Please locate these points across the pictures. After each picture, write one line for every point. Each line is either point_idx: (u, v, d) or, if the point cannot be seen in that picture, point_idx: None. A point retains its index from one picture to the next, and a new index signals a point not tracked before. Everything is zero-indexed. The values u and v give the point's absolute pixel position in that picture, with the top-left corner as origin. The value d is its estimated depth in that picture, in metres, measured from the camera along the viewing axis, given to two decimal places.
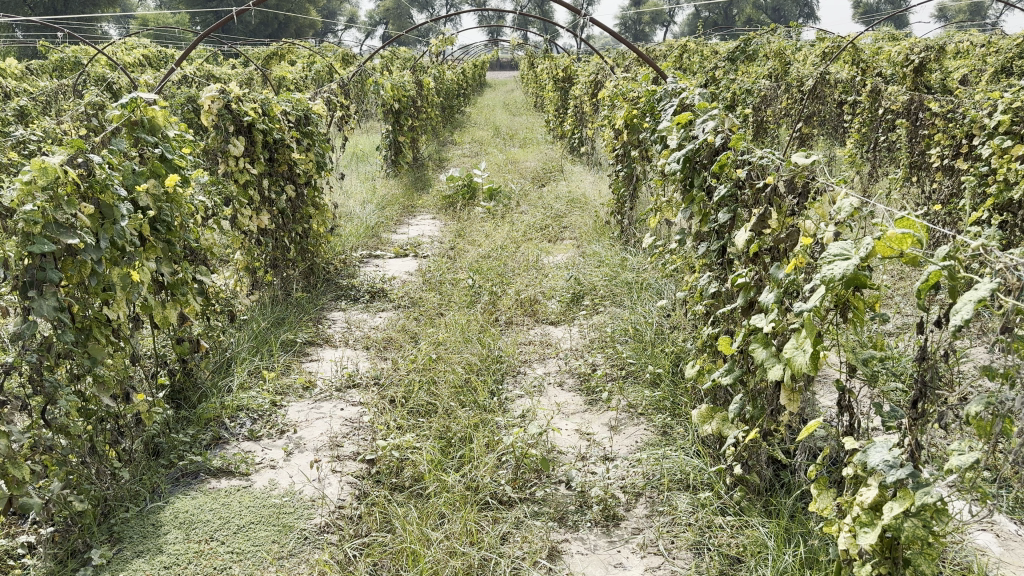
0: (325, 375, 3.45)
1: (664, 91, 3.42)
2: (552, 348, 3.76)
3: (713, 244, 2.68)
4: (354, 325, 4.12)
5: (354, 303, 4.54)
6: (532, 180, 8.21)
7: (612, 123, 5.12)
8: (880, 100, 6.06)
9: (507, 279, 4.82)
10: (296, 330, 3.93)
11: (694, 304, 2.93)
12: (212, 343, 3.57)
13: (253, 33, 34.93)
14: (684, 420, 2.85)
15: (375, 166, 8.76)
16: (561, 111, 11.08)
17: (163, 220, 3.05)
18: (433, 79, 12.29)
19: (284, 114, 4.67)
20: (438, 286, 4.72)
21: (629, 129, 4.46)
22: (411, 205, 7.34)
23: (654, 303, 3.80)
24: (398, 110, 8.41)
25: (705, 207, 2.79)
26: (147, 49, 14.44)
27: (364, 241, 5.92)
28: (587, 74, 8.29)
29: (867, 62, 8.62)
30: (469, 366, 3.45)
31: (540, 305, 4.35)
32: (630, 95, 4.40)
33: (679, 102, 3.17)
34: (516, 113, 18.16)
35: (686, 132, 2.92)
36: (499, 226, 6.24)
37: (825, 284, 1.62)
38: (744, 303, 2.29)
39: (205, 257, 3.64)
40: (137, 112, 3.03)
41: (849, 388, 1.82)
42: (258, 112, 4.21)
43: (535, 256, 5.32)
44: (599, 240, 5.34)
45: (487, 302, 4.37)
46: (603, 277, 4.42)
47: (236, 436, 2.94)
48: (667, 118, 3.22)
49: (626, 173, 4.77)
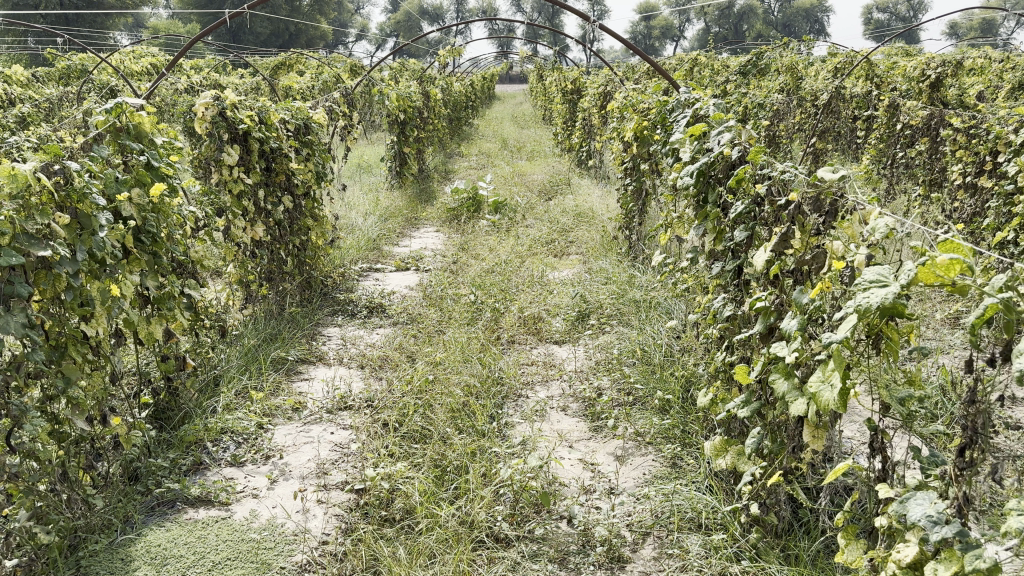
0: (316, 396, 3.29)
1: (676, 101, 3.25)
2: (555, 369, 3.58)
3: (728, 264, 2.51)
4: (350, 341, 3.96)
5: (351, 319, 4.38)
6: (538, 193, 8.06)
7: (621, 135, 4.96)
8: (897, 115, 5.90)
9: (510, 296, 4.66)
10: (289, 347, 3.77)
11: (707, 327, 2.75)
12: (200, 360, 3.41)
13: (263, 43, 35.05)
14: (695, 451, 2.67)
15: (380, 177, 8.62)
16: (569, 124, 10.94)
17: (148, 232, 2.90)
18: (441, 89, 12.19)
19: (282, 123, 4.52)
20: (439, 301, 4.56)
21: (639, 142, 4.29)
22: (415, 217, 7.20)
23: (663, 324, 3.62)
24: (403, 121, 8.28)
25: (719, 225, 2.63)
26: (155, 57, 14.41)
27: (365, 254, 5.78)
28: (596, 86, 8.15)
29: (882, 77, 8.46)
30: (468, 388, 3.28)
31: (545, 322, 4.19)
32: (640, 106, 4.23)
33: (692, 113, 3.01)
34: (525, 126, 18.06)
35: (700, 145, 2.76)
36: (504, 240, 6.08)
37: (860, 314, 1.45)
38: (764, 330, 2.12)
39: (195, 270, 3.49)
40: (123, 118, 2.88)
41: (883, 428, 1.64)
42: (254, 121, 4.07)
43: (541, 271, 5.15)
44: (607, 256, 5.17)
45: (489, 319, 4.20)
46: (610, 294, 4.26)
47: (218, 462, 2.77)
48: (679, 129, 3.05)
49: (635, 187, 4.60)
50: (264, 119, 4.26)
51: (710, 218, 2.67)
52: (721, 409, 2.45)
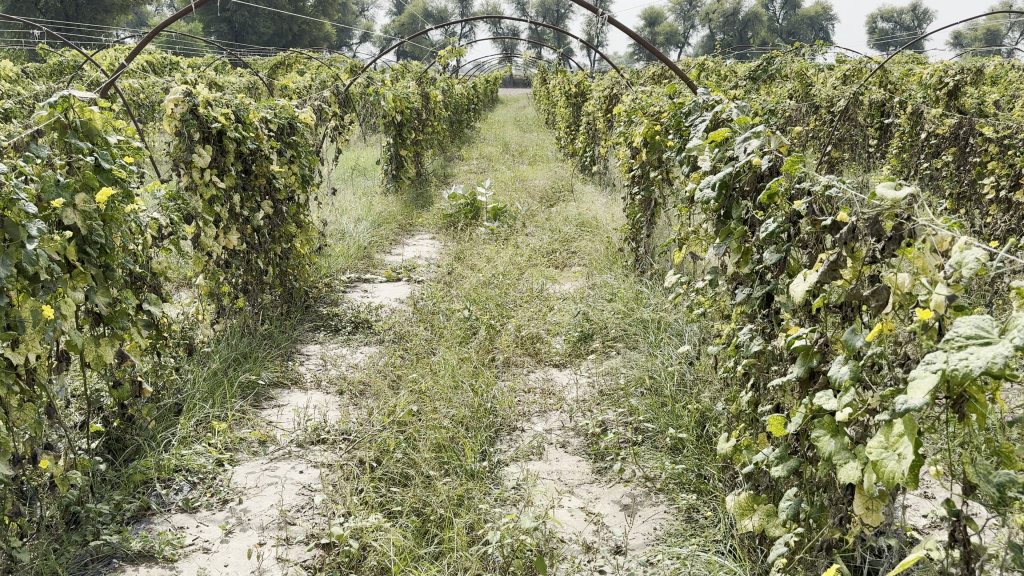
0: (286, 427, 2.94)
1: (691, 103, 2.91)
2: (555, 398, 3.24)
3: (756, 290, 2.18)
4: (330, 362, 3.62)
5: (334, 335, 4.03)
6: (539, 200, 7.73)
7: (628, 141, 4.63)
8: (921, 123, 5.56)
9: (507, 312, 4.32)
10: (262, 368, 3.43)
11: (728, 359, 2.42)
12: (160, 384, 3.08)
13: (266, 43, 34.81)
14: (713, 503, 2.33)
15: (375, 181, 8.30)
16: (572, 128, 10.64)
17: (95, 242, 2.56)
18: (441, 91, 11.88)
19: (262, 121, 4.20)
20: (429, 317, 4.21)
21: (649, 147, 3.95)
22: (409, 223, 6.87)
23: (675, 348, 3.28)
24: (399, 123, 7.97)
25: (744, 243, 2.29)
26: (153, 55, 14.16)
27: (354, 262, 5.44)
28: (601, 89, 7.82)
29: (899, 83, 8.12)
30: (457, 419, 2.94)
31: (543, 343, 3.85)
32: (651, 109, 3.89)
33: (712, 116, 2.67)
34: (527, 130, 17.73)
35: (721, 153, 2.42)
36: (502, 250, 5.74)
37: (956, 380, 1.10)
38: (804, 374, 1.78)
39: (157, 283, 3.16)
40: (71, 113, 2.53)
41: (968, 514, 1.29)
42: (230, 120, 3.74)
43: (540, 285, 4.81)
44: (611, 269, 4.83)
45: (483, 339, 3.86)
46: (615, 311, 3.91)
47: (168, 507, 2.43)
48: (696, 135, 2.72)
49: (644, 197, 4.27)
50: (242, 117, 3.93)
51: (732, 235, 2.34)
52: (747, 458, 2.11)
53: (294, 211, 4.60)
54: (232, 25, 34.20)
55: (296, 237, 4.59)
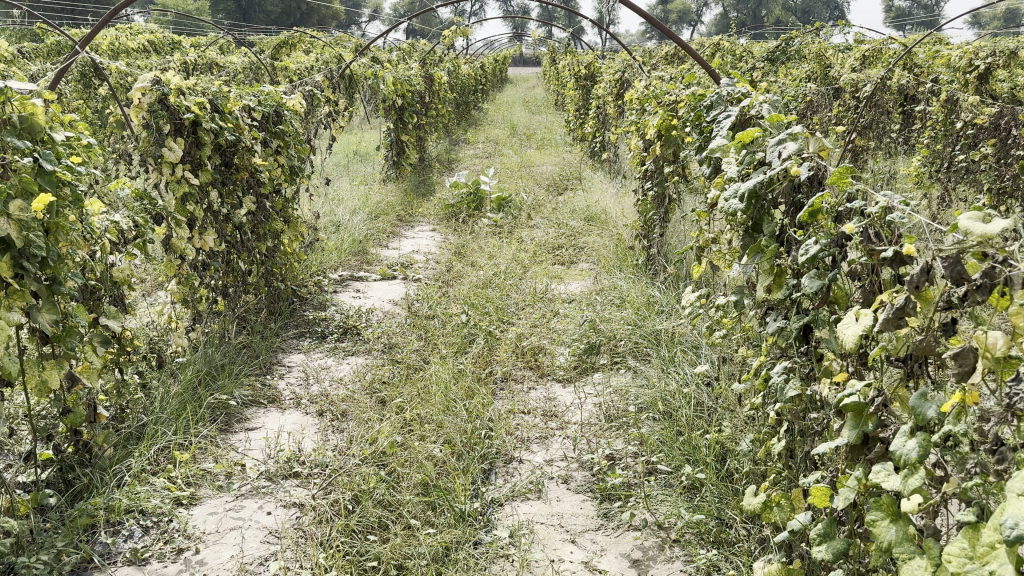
0: (257, 457, 2.65)
1: (713, 95, 2.57)
2: (557, 422, 2.93)
3: (791, 321, 1.86)
4: (312, 376, 3.31)
5: (320, 343, 3.73)
6: (546, 188, 7.38)
7: (641, 131, 4.28)
8: (956, 112, 5.17)
9: (508, 318, 4.00)
10: (236, 384, 3.13)
11: (755, 394, 2.10)
12: (122, 405, 2.78)
13: (273, 22, 34.36)
14: (737, 561, 2.02)
15: (375, 167, 7.96)
16: (581, 111, 10.26)
17: (34, 255, 2.24)
18: (447, 72, 11.48)
19: (244, 110, 3.87)
20: (423, 323, 3.90)
21: (664, 141, 3.61)
22: (409, 214, 6.56)
23: (692, 367, 2.96)
24: (400, 107, 7.61)
25: (776, 263, 1.96)
26: (154, 34, 13.82)
27: (347, 258, 5.12)
28: (611, 72, 7.44)
29: (926, 66, 7.69)
30: (447, 450, 2.65)
31: (546, 355, 3.52)
32: (666, 98, 3.55)
33: (739, 112, 2.34)
34: (536, 111, 17.32)
35: (749, 157, 2.09)
36: (505, 245, 5.42)
37: None
38: (857, 438, 1.46)
39: (118, 293, 2.85)
40: (7, 107, 2.21)
41: None
42: (205, 109, 3.42)
43: (545, 286, 4.49)
44: (621, 270, 4.49)
45: (480, 350, 3.55)
46: (625, 320, 3.58)
47: (113, 559, 2.13)
48: (720, 133, 2.38)
49: (657, 194, 3.95)
50: (219, 106, 3.60)
51: (762, 252, 2.02)
52: (779, 519, 1.80)
53: (281, 206, 4.29)
54: (239, 3, 33.71)
55: (282, 233, 4.28)
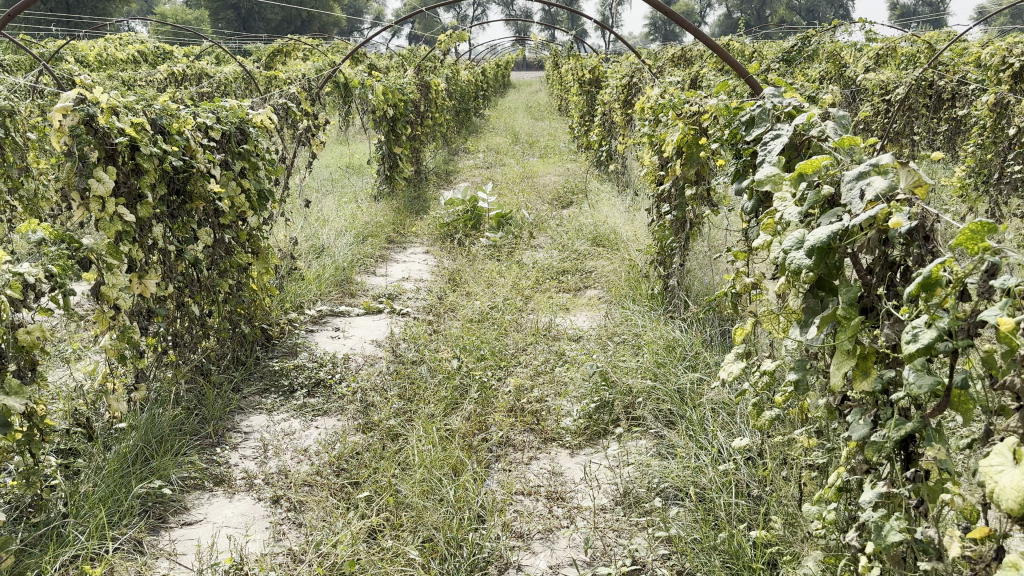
0: (188, 570, 2.12)
1: (753, 108, 2.05)
2: (565, 506, 2.39)
3: (890, 432, 1.33)
4: (271, 447, 2.79)
5: (287, 398, 3.21)
6: (550, 203, 6.86)
7: (655, 146, 3.75)
8: (1006, 116, 4.61)
9: (507, 364, 3.47)
10: (177, 462, 2.61)
11: (828, 511, 1.56)
12: (31, 495, 2.26)
13: (274, 30, 33.93)
14: None
15: (367, 181, 7.45)
16: (586, 118, 9.72)
17: None
18: (445, 78, 10.95)
19: (198, 130, 3.36)
20: (407, 371, 3.37)
21: (684, 158, 3.08)
22: (400, 235, 6.03)
23: (728, 439, 2.42)
24: (392, 117, 7.09)
25: (860, 343, 1.44)
26: (145, 44, 13.36)
27: (328, 289, 4.60)
28: (617, 77, 6.91)
29: (954, 64, 7.14)
30: (426, 554, 2.13)
31: (550, 413, 2.99)
32: (686, 109, 3.02)
33: (792, 132, 1.81)
34: (539, 117, 16.77)
35: (815, 193, 1.57)
36: (504, 271, 4.89)
37: None
38: None
39: (26, 360, 2.35)
40: None
41: None
42: (144, 132, 2.92)
43: (548, 321, 3.95)
44: (634, 302, 3.96)
45: (473, 407, 3.02)
46: (642, 369, 3.04)
47: None
48: (767, 158, 1.85)
49: (677, 218, 3.42)
50: (165, 126, 3.10)
51: (839, 324, 1.49)
52: None
53: (247, 236, 3.77)
54: (239, 12, 33.18)
55: (248, 267, 3.76)
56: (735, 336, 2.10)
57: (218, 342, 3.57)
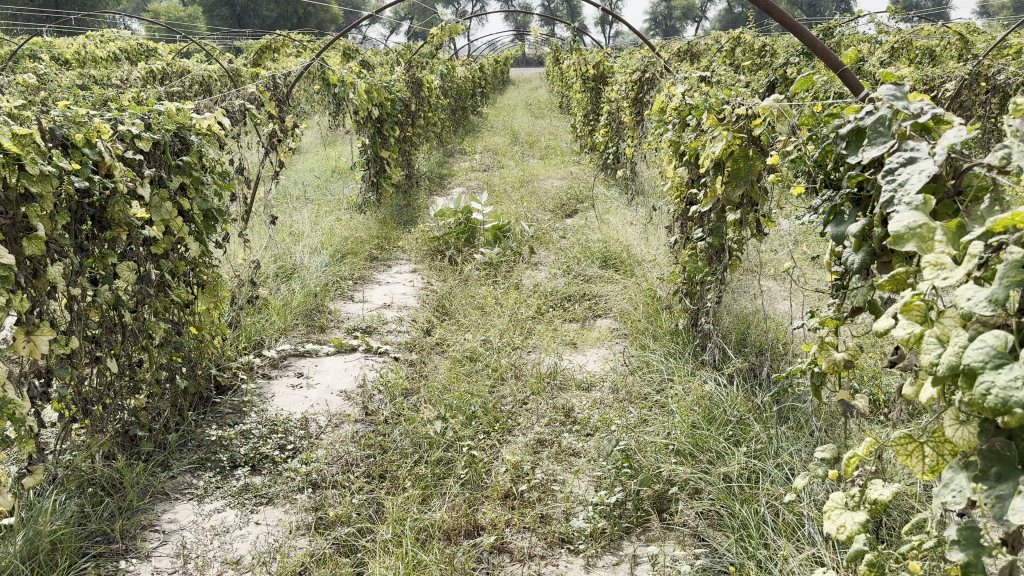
0: None
1: (858, 117, 1.40)
2: None
3: None
4: (193, 557, 2.14)
5: (225, 478, 2.56)
6: (551, 212, 6.20)
7: (684, 153, 3.08)
8: None
9: (503, 427, 2.82)
10: None
11: None
12: None
13: (268, 26, 33.16)
14: None
15: (351, 188, 6.79)
16: (591, 117, 9.04)
17: None
18: (440, 75, 10.27)
19: (119, 140, 2.66)
20: (378, 438, 2.71)
21: (728, 176, 2.40)
22: (384, 252, 5.38)
23: (800, 564, 1.77)
24: (378, 117, 6.42)
25: None
26: (127, 40, 12.61)
27: (294, 321, 3.94)
28: (626, 73, 6.21)
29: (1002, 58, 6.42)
30: None
31: (558, 502, 2.33)
32: (732, 113, 2.34)
33: (942, 157, 1.16)
34: (540, 115, 16.08)
35: (1018, 270, 0.91)
36: (501, 297, 4.22)
37: None
38: None
39: None
40: None
41: None
42: (32, 146, 2.23)
43: (552, 364, 3.28)
44: (655, 340, 3.31)
45: (460, 493, 2.37)
46: (675, 445, 2.38)
47: None
48: (897, 195, 1.19)
49: (714, 245, 2.76)
50: (67, 138, 2.42)
51: None
52: None
53: (189, 266, 3.08)
54: (234, 9, 32.39)
55: (190, 304, 3.10)
56: (845, 466, 1.42)
57: (149, 398, 2.92)
